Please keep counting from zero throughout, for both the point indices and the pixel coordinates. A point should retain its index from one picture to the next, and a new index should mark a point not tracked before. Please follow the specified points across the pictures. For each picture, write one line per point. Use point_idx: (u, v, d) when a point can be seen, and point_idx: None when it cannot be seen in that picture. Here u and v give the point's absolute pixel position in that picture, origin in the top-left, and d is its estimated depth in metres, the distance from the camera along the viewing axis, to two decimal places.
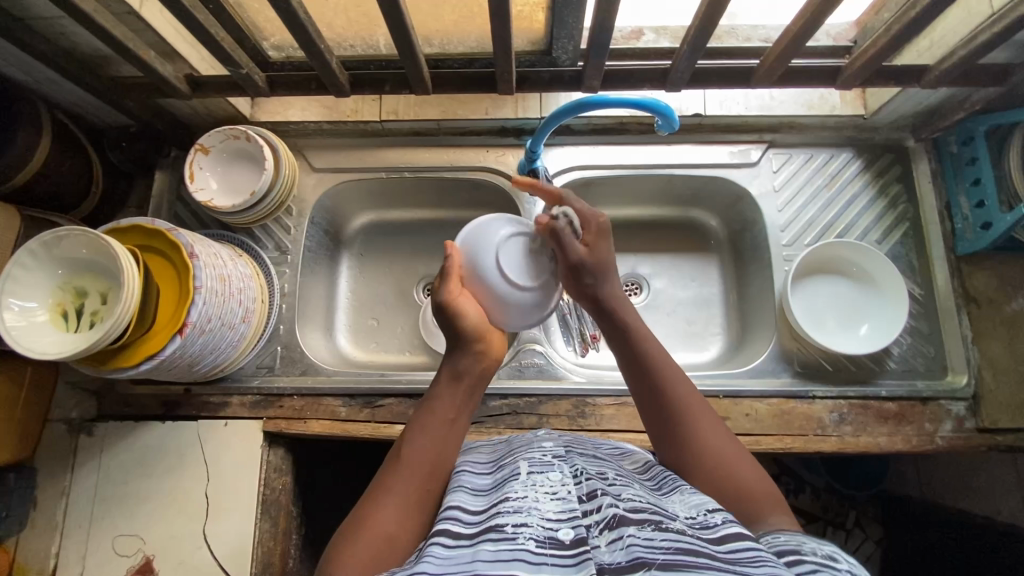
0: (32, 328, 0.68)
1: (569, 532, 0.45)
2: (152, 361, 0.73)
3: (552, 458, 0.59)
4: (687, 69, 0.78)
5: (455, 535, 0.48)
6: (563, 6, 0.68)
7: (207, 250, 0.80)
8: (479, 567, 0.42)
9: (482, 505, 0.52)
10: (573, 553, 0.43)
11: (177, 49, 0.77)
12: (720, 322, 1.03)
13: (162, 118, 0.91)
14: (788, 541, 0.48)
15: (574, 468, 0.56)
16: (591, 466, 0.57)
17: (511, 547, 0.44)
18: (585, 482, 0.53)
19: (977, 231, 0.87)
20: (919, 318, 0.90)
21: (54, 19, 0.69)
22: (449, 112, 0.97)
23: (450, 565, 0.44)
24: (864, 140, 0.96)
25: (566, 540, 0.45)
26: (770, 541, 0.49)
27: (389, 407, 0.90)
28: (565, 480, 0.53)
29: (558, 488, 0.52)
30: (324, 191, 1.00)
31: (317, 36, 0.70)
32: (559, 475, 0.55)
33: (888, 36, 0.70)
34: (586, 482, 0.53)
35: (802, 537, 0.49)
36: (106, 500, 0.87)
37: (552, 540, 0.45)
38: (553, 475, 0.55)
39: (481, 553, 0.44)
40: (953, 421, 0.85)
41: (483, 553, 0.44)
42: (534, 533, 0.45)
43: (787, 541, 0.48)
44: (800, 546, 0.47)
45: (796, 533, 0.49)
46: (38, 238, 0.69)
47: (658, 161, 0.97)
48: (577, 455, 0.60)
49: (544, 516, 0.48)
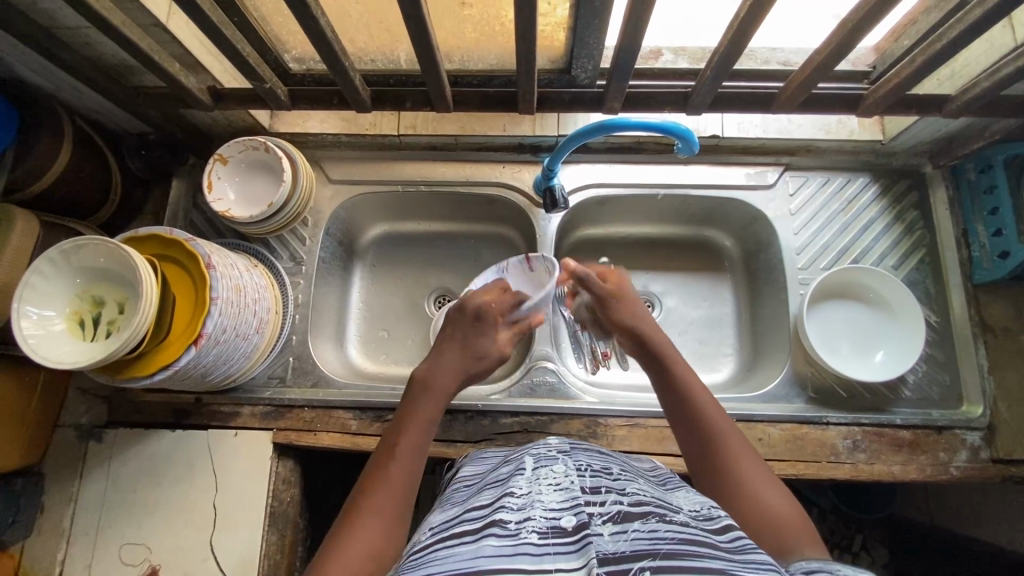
0: (49, 337, 0.68)
1: (571, 518, 0.46)
2: (167, 370, 0.73)
3: (558, 454, 0.60)
4: (709, 93, 0.78)
5: (461, 531, 0.49)
6: (586, 26, 0.68)
7: (223, 260, 0.80)
8: (483, 563, 0.42)
9: (489, 499, 0.53)
10: (575, 538, 0.44)
11: (202, 61, 0.78)
12: (732, 343, 1.03)
13: (182, 127, 0.92)
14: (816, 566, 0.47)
15: (578, 463, 0.58)
16: (595, 462, 0.59)
17: (515, 540, 0.44)
18: (589, 477, 0.54)
19: (995, 260, 0.86)
20: (935, 346, 0.90)
21: (81, 30, 0.69)
22: (468, 127, 0.97)
23: (456, 561, 0.44)
24: (881, 165, 0.96)
25: (569, 528, 0.45)
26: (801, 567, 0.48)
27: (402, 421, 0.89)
28: (569, 473, 0.55)
29: (562, 480, 0.53)
30: (340, 203, 1.00)
31: (342, 53, 0.70)
32: (563, 468, 0.56)
33: (912, 67, 0.70)
34: (590, 476, 0.54)
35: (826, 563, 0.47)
36: (114, 508, 0.87)
37: (556, 529, 0.46)
38: (558, 468, 0.56)
39: (485, 548, 0.44)
40: (968, 451, 0.84)
41: (487, 549, 0.44)
42: (537, 525, 0.46)
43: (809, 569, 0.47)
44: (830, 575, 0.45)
45: (826, 560, 0.48)
46: (57, 246, 0.69)
47: (675, 181, 0.97)
48: (581, 452, 0.62)
49: (547, 508, 0.49)
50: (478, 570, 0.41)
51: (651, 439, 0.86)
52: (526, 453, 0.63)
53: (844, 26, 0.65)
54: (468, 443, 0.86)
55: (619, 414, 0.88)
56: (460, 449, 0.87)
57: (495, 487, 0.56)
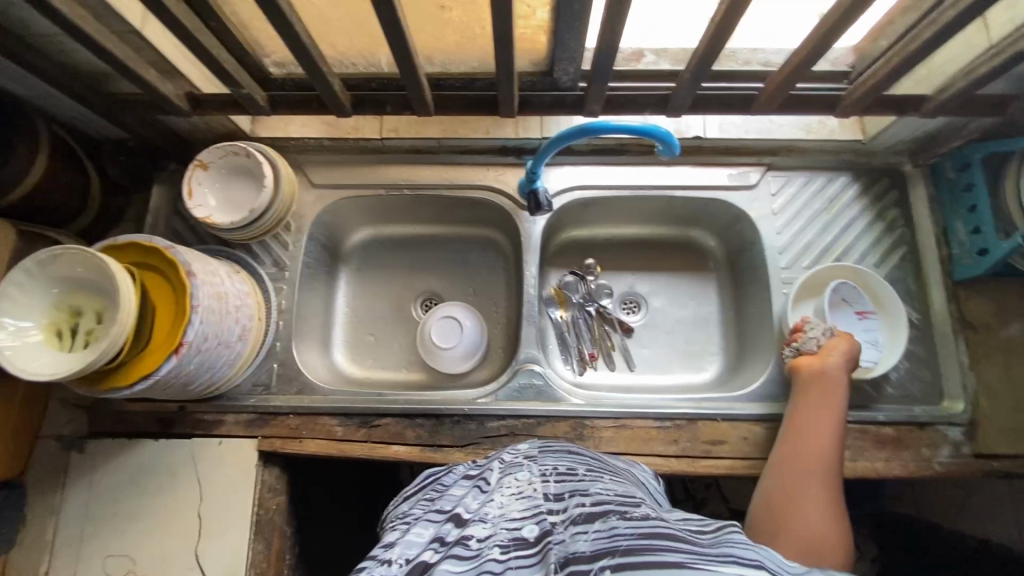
0: (25, 348, 0.67)
1: (533, 529, 0.48)
2: (146, 381, 0.72)
3: (522, 461, 0.63)
4: (688, 94, 0.78)
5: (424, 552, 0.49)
6: (564, 29, 0.68)
7: (205, 268, 0.80)
8: None
9: (452, 515, 0.54)
10: (537, 549, 0.45)
11: (180, 67, 0.77)
12: (717, 343, 1.03)
13: (161, 133, 0.91)
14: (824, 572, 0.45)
15: (542, 468, 0.60)
16: (559, 466, 0.61)
17: (478, 559, 0.46)
18: (553, 483, 0.57)
19: (975, 256, 0.87)
20: (916, 342, 0.91)
21: (53, 36, 0.68)
22: (448, 130, 0.98)
23: None
24: (862, 164, 0.97)
25: (530, 538, 0.47)
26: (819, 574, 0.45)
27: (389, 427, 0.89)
28: (533, 480, 0.57)
29: (526, 489, 0.55)
30: (324, 207, 0.99)
31: (320, 58, 0.70)
32: (527, 475, 0.59)
33: (888, 67, 0.70)
34: (553, 482, 0.57)
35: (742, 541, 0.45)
36: (96, 520, 0.86)
37: (518, 541, 0.47)
38: (521, 476, 0.58)
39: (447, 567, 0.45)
40: (949, 447, 0.85)
41: (449, 565, 0.45)
42: (499, 539, 0.47)
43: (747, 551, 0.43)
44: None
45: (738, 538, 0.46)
46: (35, 256, 0.68)
47: (658, 182, 0.97)
48: (547, 455, 0.64)
49: (509, 519, 0.50)
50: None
51: (636, 439, 0.86)
52: (494, 460, 0.66)
53: (822, 27, 0.65)
54: (454, 447, 0.86)
55: (606, 416, 0.88)
56: (447, 454, 0.87)
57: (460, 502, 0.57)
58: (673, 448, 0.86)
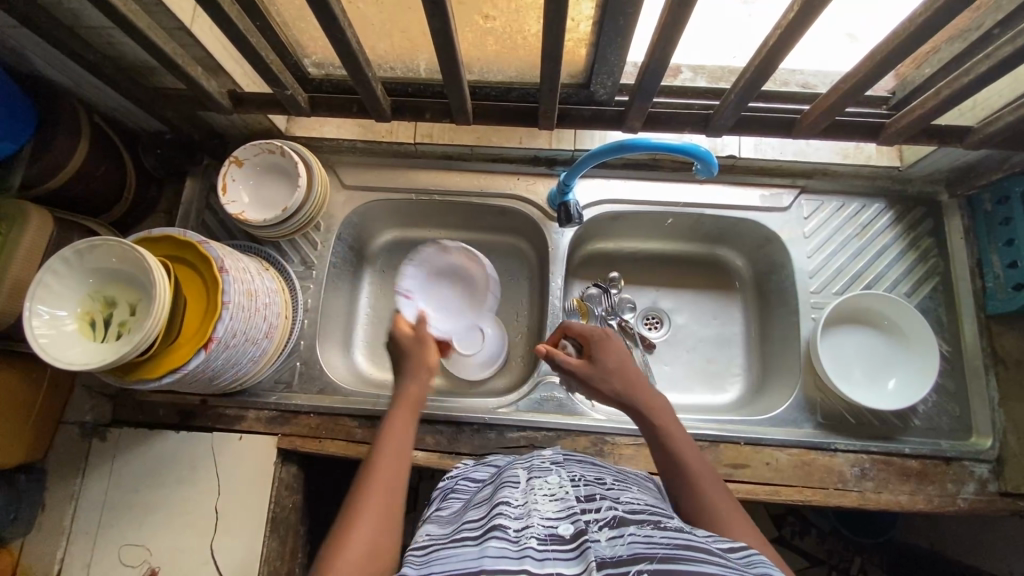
0: (60, 338, 0.68)
1: (569, 527, 0.48)
2: (175, 374, 0.72)
3: (551, 466, 0.63)
4: (732, 115, 0.78)
5: (462, 537, 0.50)
6: (609, 44, 0.68)
7: (236, 264, 0.80)
8: (485, 562, 0.44)
9: (483, 510, 0.55)
10: (574, 544, 0.46)
11: (224, 64, 0.78)
12: (740, 364, 1.02)
13: (198, 127, 0.91)
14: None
15: (571, 473, 0.60)
16: (588, 474, 0.61)
17: (517, 546, 0.46)
18: (584, 486, 0.56)
19: (1009, 291, 0.86)
20: (946, 376, 0.89)
21: (104, 29, 0.69)
22: (484, 138, 0.97)
23: (459, 562, 0.46)
24: (897, 191, 0.96)
25: (567, 535, 0.47)
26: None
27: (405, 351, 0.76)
28: (564, 483, 0.57)
29: (558, 491, 0.55)
30: (353, 208, 1.00)
31: (366, 63, 0.70)
32: (557, 479, 0.58)
33: (936, 99, 0.70)
34: (585, 486, 0.57)
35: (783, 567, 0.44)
36: (115, 508, 0.87)
37: (554, 536, 0.47)
38: (551, 479, 0.58)
39: (489, 549, 0.46)
40: (975, 483, 0.84)
41: (489, 550, 0.46)
42: (536, 532, 0.48)
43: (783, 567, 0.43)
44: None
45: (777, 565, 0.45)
46: (73, 246, 0.69)
47: (689, 199, 0.97)
48: (573, 463, 0.64)
49: (544, 516, 0.51)
50: (480, 567, 0.43)
51: None
52: (518, 462, 0.65)
53: (874, 56, 0.65)
54: (473, 456, 0.86)
55: (627, 433, 0.87)
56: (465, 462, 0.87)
57: (488, 500, 0.57)
58: None
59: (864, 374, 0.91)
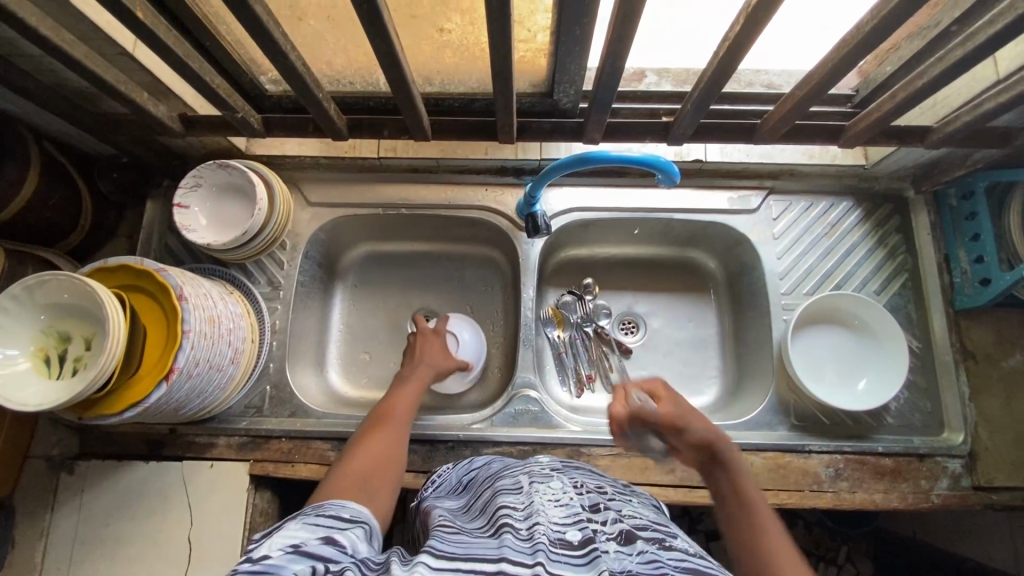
0: (13, 377, 0.66)
1: (577, 533, 0.48)
2: (136, 409, 0.71)
3: (552, 472, 0.63)
4: (691, 124, 0.77)
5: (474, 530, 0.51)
6: (564, 53, 0.67)
7: (197, 290, 0.78)
8: (502, 556, 0.44)
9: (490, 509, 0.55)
10: (583, 551, 0.45)
11: (171, 87, 0.76)
12: (716, 366, 1.02)
13: (155, 151, 0.89)
14: None
15: (573, 481, 0.62)
16: (589, 483, 0.62)
17: (530, 542, 0.46)
18: (587, 495, 0.57)
19: (976, 286, 0.87)
20: (917, 372, 0.90)
21: (43, 58, 0.66)
22: (448, 150, 0.96)
23: (478, 549, 0.46)
24: (864, 189, 0.96)
25: (575, 541, 0.47)
26: None
27: (414, 342, 0.91)
28: (568, 490, 0.58)
29: (563, 498, 0.56)
30: (319, 226, 0.98)
31: (314, 83, 0.68)
32: (560, 485, 0.59)
33: (893, 101, 0.69)
34: (588, 494, 0.58)
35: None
36: (84, 543, 0.85)
37: (562, 541, 0.47)
38: (555, 485, 0.59)
39: (506, 543, 0.46)
40: (948, 479, 0.84)
41: (508, 542, 0.46)
42: (546, 532, 0.48)
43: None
44: None
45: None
46: (21, 282, 0.67)
47: (658, 204, 0.96)
48: (572, 471, 0.65)
49: (552, 519, 0.51)
50: (502, 559, 0.44)
51: (633, 468, 0.86)
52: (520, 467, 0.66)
53: (827, 62, 0.64)
54: None
55: (602, 444, 0.87)
56: None
57: (494, 501, 0.57)
58: (669, 477, 0.85)
59: (843, 376, 0.91)
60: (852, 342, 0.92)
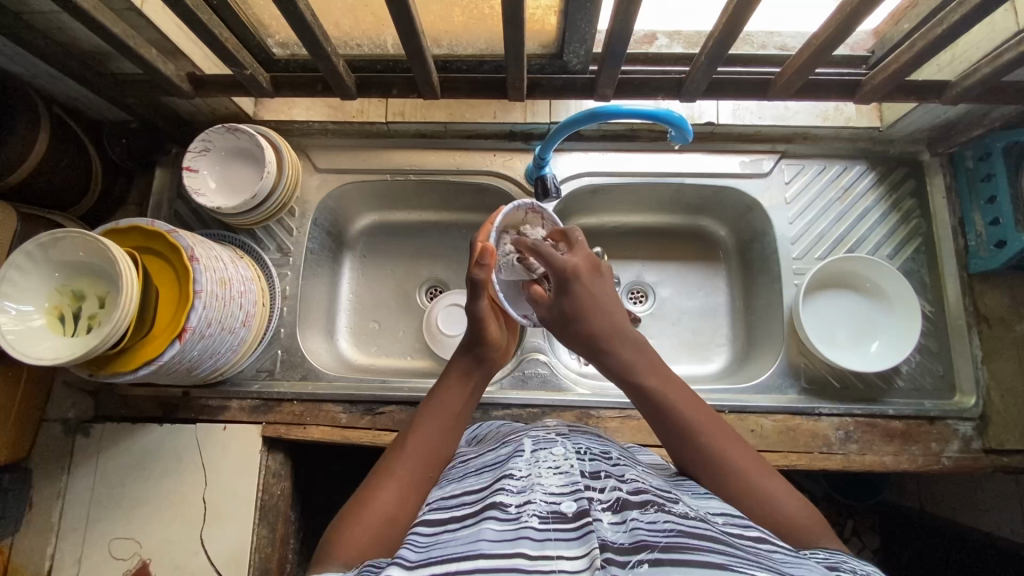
0: (28, 333, 0.67)
1: (571, 505, 0.48)
2: (150, 366, 0.71)
3: (556, 437, 0.61)
4: (703, 79, 0.76)
5: (460, 514, 0.50)
6: (576, 10, 0.65)
7: (207, 253, 0.78)
8: (483, 546, 0.43)
9: (486, 480, 0.54)
10: (576, 525, 0.45)
11: (180, 46, 0.75)
12: (726, 334, 1.02)
13: (163, 115, 0.89)
14: (827, 558, 0.46)
15: (576, 446, 0.58)
16: (594, 446, 0.59)
17: (516, 522, 0.46)
18: (589, 460, 0.55)
19: (991, 249, 0.85)
20: (929, 336, 0.89)
21: (52, 13, 0.66)
22: (457, 114, 0.95)
23: (457, 544, 0.45)
24: (877, 153, 0.95)
25: (569, 513, 0.47)
26: (808, 557, 0.47)
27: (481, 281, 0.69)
28: (569, 455, 0.56)
29: (562, 464, 0.54)
30: (327, 192, 0.98)
31: (324, 38, 0.68)
32: (562, 450, 0.57)
33: (911, 52, 0.68)
34: (590, 460, 0.55)
35: (841, 555, 0.47)
36: (101, 503, 0.87)
37: (556, 515, 0.47)
38: (556, 451, 0.57)
39: (486, 531, 0.45)
40: (959, 441, 0.84)
41: (488, 532, 0.45)
42: (537, 509, 0.47)
43: (824, 557, 0.46)
44: (840, 564, 0.45)
45: (834, 551, 0.48)
46: (35, 239, 0.67)
47: (668, 169, 0.95)
48: (579, 434, 0.62)
49: (547, 492, 0.50)
50: (480, 546, 0.43)
51: (642, 430, 0.86)
52: (524, 433, 0.63)
53: (843, 9, 0.63)
54: None
55: (611, 406, 0.87)
56: None
57: (491, 469, 0.56)
58: None
59: (856, 341, 0.90)
60: (864, 307, 0.91)
